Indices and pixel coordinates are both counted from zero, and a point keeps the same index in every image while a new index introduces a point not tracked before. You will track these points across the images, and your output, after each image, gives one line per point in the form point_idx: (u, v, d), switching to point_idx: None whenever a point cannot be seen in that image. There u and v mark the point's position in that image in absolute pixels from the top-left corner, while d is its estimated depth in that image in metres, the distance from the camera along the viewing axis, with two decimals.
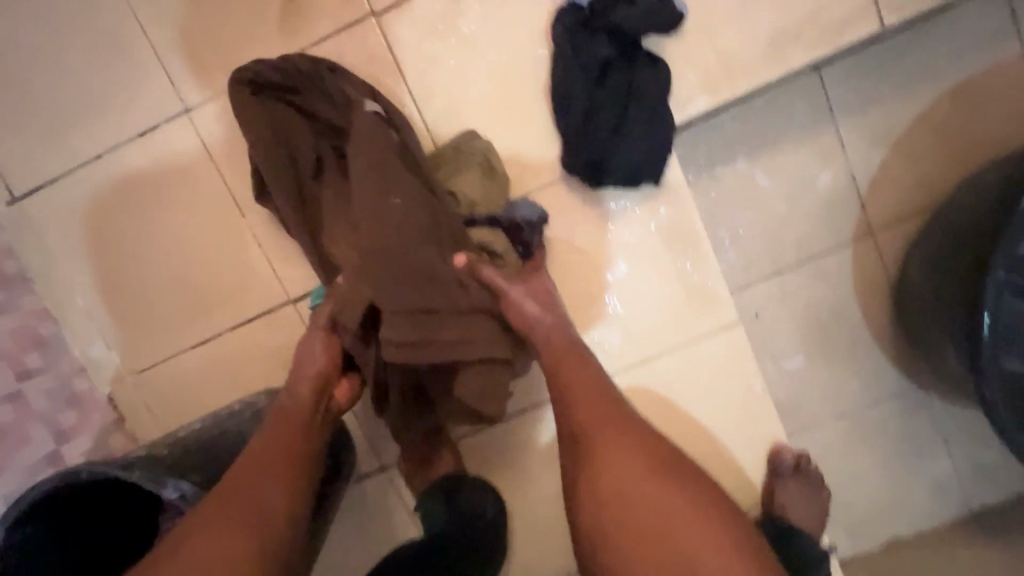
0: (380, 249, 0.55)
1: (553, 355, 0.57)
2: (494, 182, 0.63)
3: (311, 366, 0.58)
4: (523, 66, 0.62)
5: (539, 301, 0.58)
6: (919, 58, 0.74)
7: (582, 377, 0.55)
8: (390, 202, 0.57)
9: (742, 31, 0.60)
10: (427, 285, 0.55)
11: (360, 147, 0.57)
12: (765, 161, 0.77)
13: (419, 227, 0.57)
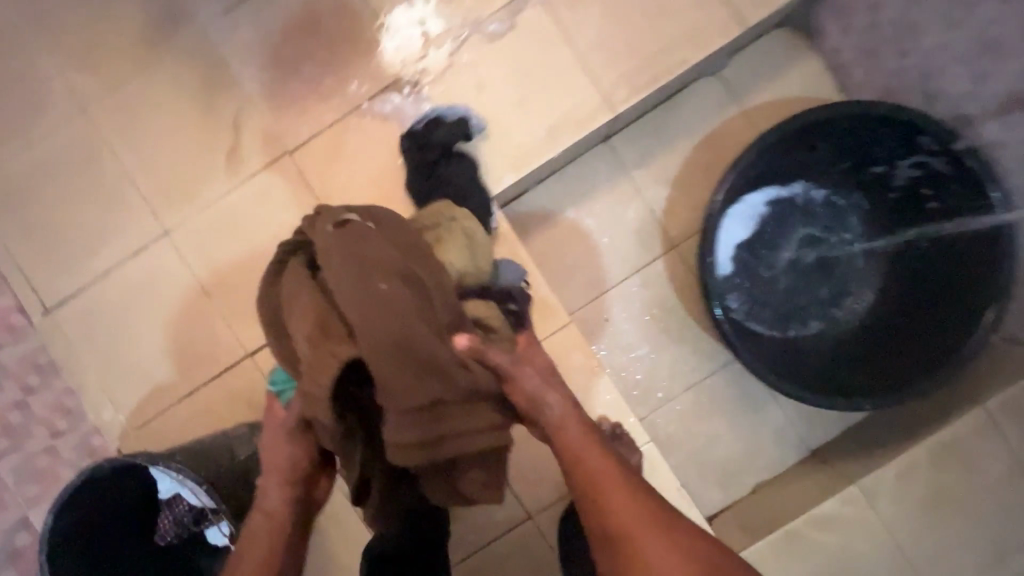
0: (382, 346, 0.57)
1: (561, 442, 0.65)
2: (471, 250, 0.78)
3: (281, 462, 0.70)
4: (389, 171, 0.94)
5: (544, 381, 0.67)
6: (675, 122, 1.07)
7: (584, 450, 0.64)
8: (373, 285, 0.57)
9: (526, 132, 0.93)
10: (437, 378, 0.59)
11: (331, 256, 0.58)
12: (587, 207, 1.07)
13: (418, 323, 0.58)
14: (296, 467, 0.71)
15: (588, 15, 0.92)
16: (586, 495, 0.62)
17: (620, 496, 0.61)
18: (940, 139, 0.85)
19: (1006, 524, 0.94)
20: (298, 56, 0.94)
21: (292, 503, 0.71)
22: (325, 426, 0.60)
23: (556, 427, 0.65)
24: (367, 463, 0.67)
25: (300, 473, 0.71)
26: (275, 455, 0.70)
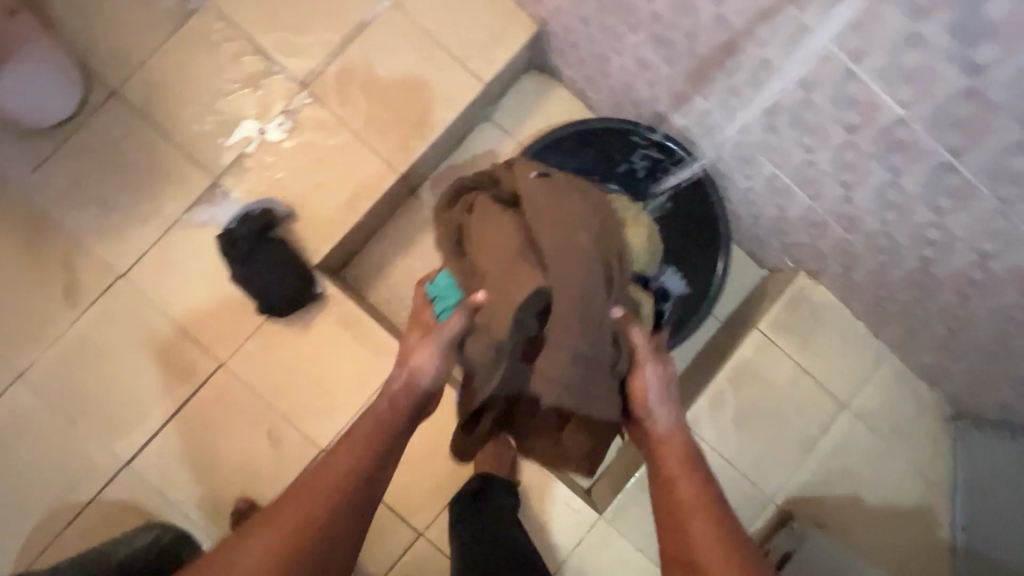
0: (574, 270, 0.68)
1: (663, 448, 0.80)
2: (647, 244, 0.78)
3: (399, 387, 0.82)
4: (218, 268, 1.07)
5: (659, 384, 0.81)
6: (467, 165, 1.27)
7: (675, 453, 0.80)
8: (577, 237, 0.69)
9: (329, 206, 1.09)
10: (596, 329, 0.70)
11: (559, 187, 0.72)
12: (412, 252, 1.25)
13: (586, 277, 0.68)
14: (407, 397, 0.82)
15: (356, 100, 1.10)
16: (662, 491, 0.78)
17: (689, 497, 0.76)
18: (646, 135, 1.08)
19: (807, 417, 1.14)
20: (115, 189, 1.06)
21: (376, 451, 0.79)
22: (470, 340, 0.78)
23: (654, 437, 0.82)
24: (497, 385, 0.84)
25: (417, 403, 0.83)
26: (399, 379, 0.82)
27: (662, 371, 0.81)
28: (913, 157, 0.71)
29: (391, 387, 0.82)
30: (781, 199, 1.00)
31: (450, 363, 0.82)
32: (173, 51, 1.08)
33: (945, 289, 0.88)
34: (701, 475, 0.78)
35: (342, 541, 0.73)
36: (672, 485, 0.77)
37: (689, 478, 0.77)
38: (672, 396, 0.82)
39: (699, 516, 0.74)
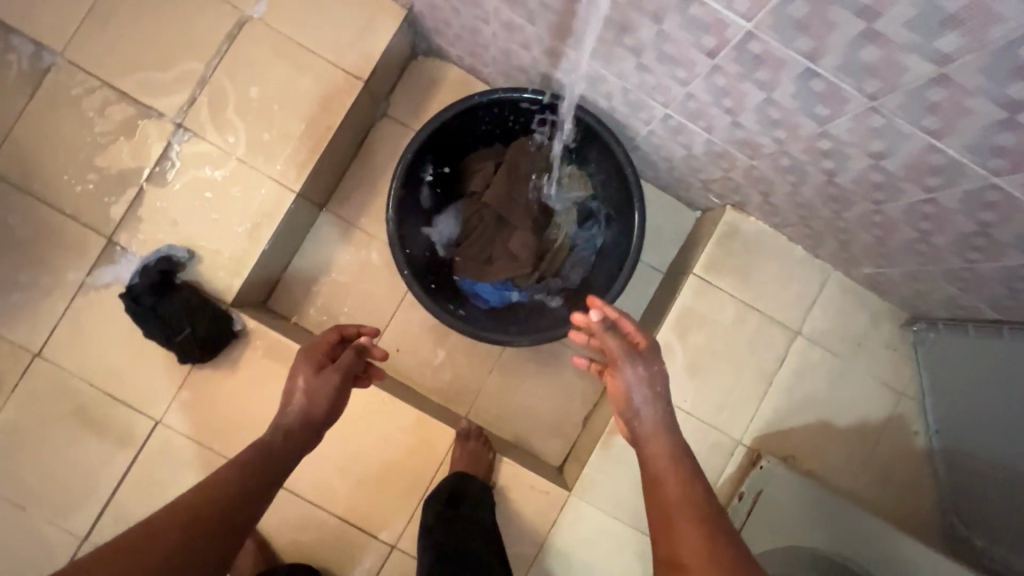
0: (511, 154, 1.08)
1: (650, 445, 0.78)
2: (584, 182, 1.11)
3: (318, 399, 0.81)
4: (130, 327, 1.04)
5: (643, 383, 0.79)
6: (372, 168, 1.23)
7: (666, 456, 0.76)
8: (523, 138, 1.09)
9: (230, 241, 1.06)
10: (521, 195, 1.08)
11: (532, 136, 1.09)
12: (335, 269, 1.21)
13: (521, 157, 1.08)
14: (307, 427, 0.80)
15: (235, 125, 1.06)
16: (654, 492, 0.75)
17: (676, 499, 0.72)
18: (533, 99, 1.01)
19: (760, 352, 1.11)
20: (10, 266, 1.03)
21: (251, 479, 0.70)
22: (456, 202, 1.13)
23: (644, 441, 0.79)
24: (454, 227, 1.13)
25: (308, 439, 0.79)
26: (296, 415, 0.80)
27: (651, 367, 0.80)
28: (775, 69, 0.66)
29: (283, 423, 0.79)
30: (682, 138, 0.96)
31: (349, 372, 0.84)
32: (37, 114, 1.03)
33: (855, 198, 0.84)
34: (695, 479, 0.74)
35: (203, 549, 0.62)
36: (663, 486, 0.74)
37: (679, 482, 0.74)
38: (660, 394, 0.80)
39: (688, 518, 0.70)
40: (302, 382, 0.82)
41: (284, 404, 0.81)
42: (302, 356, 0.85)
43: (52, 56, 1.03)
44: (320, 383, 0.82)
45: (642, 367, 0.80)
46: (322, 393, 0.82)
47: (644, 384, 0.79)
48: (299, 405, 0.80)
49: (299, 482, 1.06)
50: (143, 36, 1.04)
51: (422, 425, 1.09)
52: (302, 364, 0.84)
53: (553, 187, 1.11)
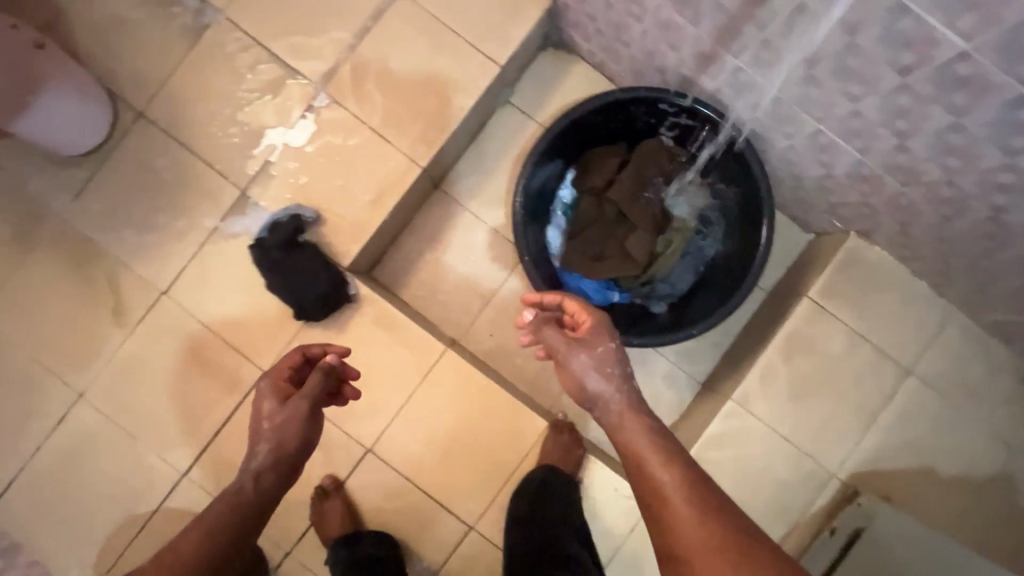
0: (639, 155, 1.07)
1: (621, 427, 0.74)
2: (708, 188, 1.10)
3: (285, 436, 0.80)
4: (250, 277, 1.07)
5: (597, 365, 0.76)
6: (487, 152, 1.23)
7: (642, 441, 0.72)
8: (652, 140, 1.08)
9: (353, 207, 1.08)
10: (646, 196, 1.07)
11: (660, 138, 1.08)
12: (439, 247, 1.22)
13: (649, 160, 1.07)
14: (280, 464, 0.79)
15: (373, 95, 1.09)
16: (638, 485, 0.70)
17: (657, 478, 0.69)
18: (673, 102, 1.00)
19: (867, 386, 1.08)
20: (150, 207, 1.08)
21: (225, 535, 0.73)
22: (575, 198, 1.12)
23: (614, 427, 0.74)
24: (570, 222, 1.13)
25: (281, 475, 0.80)
26: (265, 454, 0.79)
27: (596, 347, 0.77)
28: (980, 93, 0.64)
29: (252, 466, 0.79)
30: (826, 156, 0.93)
31: (314, 398, 0.82)
32: (193, 65, 1.08)
33: (1019, 237, 0.81)
34: (674, 453, 0.71)
35: None
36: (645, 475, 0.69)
37: (660, 467, 0.69)
38: (618, 370, 0.77)
39: (679, 501, 0.67)
40: (268, 418, 0.82)
41: (253, 445, 0.80)
42: (266, 386, 0.85)
43: (215, 13, 1.08)
44: (289, 413, 0.81)
45: (588, 345, 0.77)
46: (293, 422, 0.81)
47: (594, 364, 0.77)
48: (270, 443, 0.80)
49: (389, 447, 1.08)
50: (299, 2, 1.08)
51: (515, 411, 1.10)
52: (269, 394, 0.84)
53: (676, 190, 1.09)
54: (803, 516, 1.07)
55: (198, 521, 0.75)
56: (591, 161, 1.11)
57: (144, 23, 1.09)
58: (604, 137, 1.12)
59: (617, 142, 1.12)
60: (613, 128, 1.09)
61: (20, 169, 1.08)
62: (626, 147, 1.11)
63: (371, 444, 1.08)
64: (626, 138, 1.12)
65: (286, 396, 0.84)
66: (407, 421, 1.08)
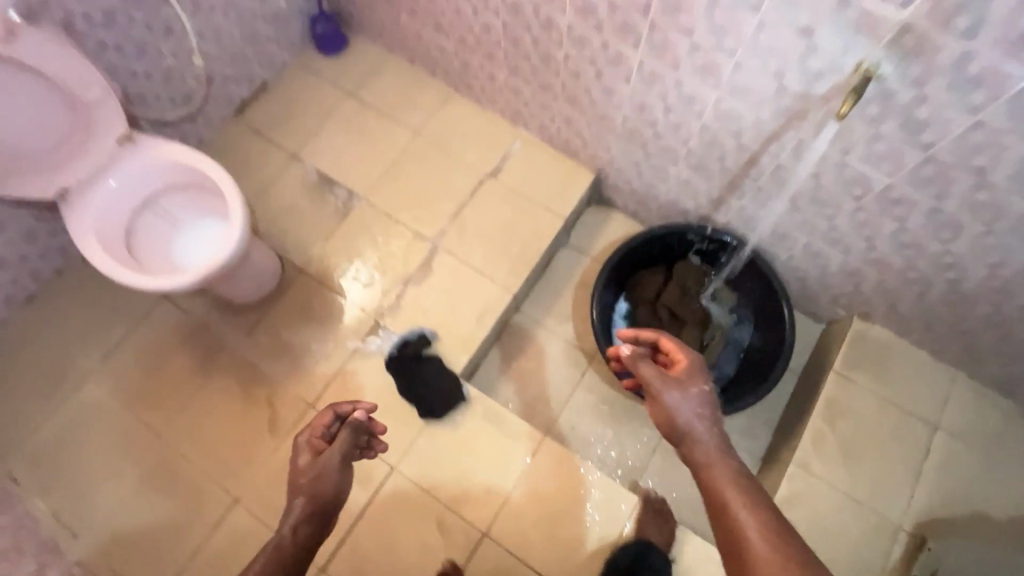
0: (675, 273, 1.42)
1: (709, 463, 0.80)
2: (734, 293, 1.41)
3: (321, 488, 0.88)
4: (384, 388, 1.33)
5: (687, 400, 0.86)
6: (554, 281, 1.56)
7: (726, 481, 0.77)
8: (684, 261, 1.42)
9: (463, 327, 1.39)
10: (686, 302, 1.41)
11: (690, 259, 1.41)
12: (524, 356, 1.50)
13: (684, 275, 1.41)
14: (316, 513, 0.87)
15: (472, 245, 1.47)
16: (719, 518, 0.74)
17: (741, 516, 0.72)
18: (698, 232, 1.34)
19: (904, 443, 1.27)
20: (304, 338, 1.38)
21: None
22: (633, 310, 1.44)
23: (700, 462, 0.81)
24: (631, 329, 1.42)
25: (319, 523, 0.87)
26: (303, 501, 0.87)
27: (690, 386, 0.87)
28: (909, 207, 0.99)
29: (290, 519, 0.86)
30: (819, 260, 1.26)
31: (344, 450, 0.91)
32: (341, 235, 1.48)
33: (977, 301, 1.10)
34: (755, 495, 0.74)
35: None
36: (726, 511, 0.73)
37: (744, 507, 0.73)
38: (707, 411, 0.85)
39: (758, 540, 0.69)
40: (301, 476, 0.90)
41: (290, 499, 0.88)
42: (302, 441, 0.93)
43: (358, 199, 1.52)
44: (322, 471, 0.90)
45: (680, 388, 0.87)
46: (327, 478, 0.89)
47: (688, 402, 0.86)
48: (307, 493, 0.88)
49: (503, 531, 1.23)
50: (418, 188, 1.52)
51: (609, 490, 1.26)
52: (303, 451, 0.93)
53: (708, 296, 1.41)
54: (883, 570, 1.18)
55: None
56: (641, 281, 1.44)
57: (306, 209, 1.51)
58: (648, 262, 1.44)
59: (658, 266, 1.44)
60: (654, 254, 1.42)
61: (207, 318, 1.40)
62: (666, 270, 1.44)
63: (488, 530, 1.23)
64: (664, 262, 1.44)
65: (318, 449, 0.93)
66: (517, 505, 1.25)
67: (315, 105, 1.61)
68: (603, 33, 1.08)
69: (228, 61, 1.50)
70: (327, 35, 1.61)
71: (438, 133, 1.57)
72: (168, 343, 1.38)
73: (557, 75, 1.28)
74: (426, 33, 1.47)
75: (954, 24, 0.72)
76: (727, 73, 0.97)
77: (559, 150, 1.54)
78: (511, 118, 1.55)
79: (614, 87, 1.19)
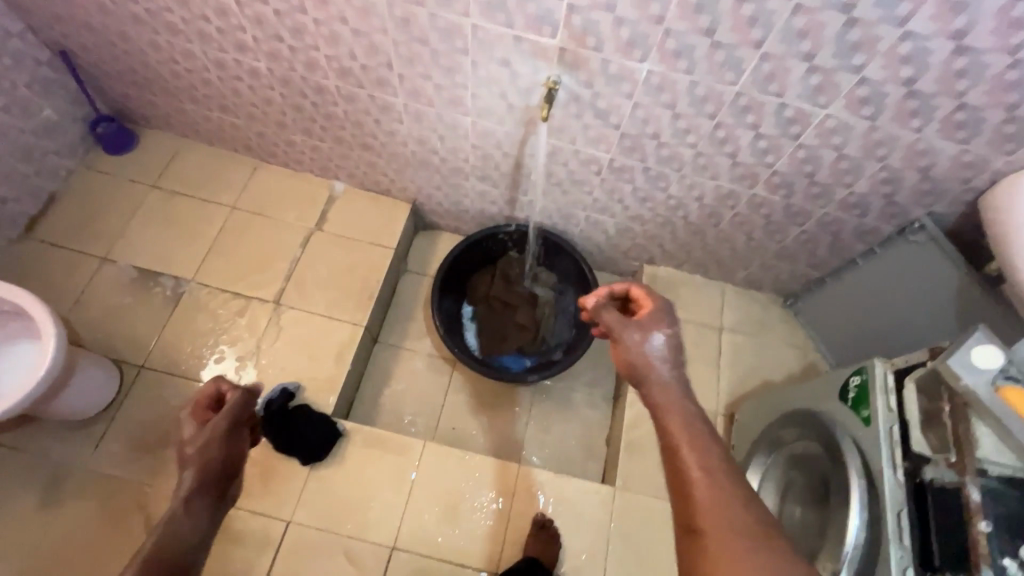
0: (502, 270, 1.64)
1: (661, 402, 0.78)
2: (553, 272, 1.65)
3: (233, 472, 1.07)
4: (259, 451, 1.36)
5: (649, 343, 0.84)
6: (403, 307, 1.71)
7: (679, 424, 0.75)
8: (505, 258, 1.64)
9: (324, 372, 1.47)
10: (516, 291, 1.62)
11: (509, 255, 1.64)
12: (392, 381, 1.61)
13: (508, 270, 1.63)
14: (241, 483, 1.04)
15: (315, 295, 1.56)
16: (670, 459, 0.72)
17: (690, 459, 0.71)
18: (505, 231, 1.58)
19: (704, 347, 1.60)
20: (163, 431, 1.37)
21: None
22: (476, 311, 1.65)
23: (656, 401, 0.78)
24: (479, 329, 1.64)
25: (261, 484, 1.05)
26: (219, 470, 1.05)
27: (653, 329, 0.85)
28: (631, 171, 1.30)
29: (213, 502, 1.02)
30: (601, 227, 1.55)
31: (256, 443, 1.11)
32: (178, 321, 1.49)
33: (706, 227, 1.44)
34: (705, 439, 0.73)
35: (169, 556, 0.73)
36: (676, 453, 0.72)
37: (696, 453, 0.71)
38: (669, 354, 0.83)
39: (702, 481, 0.69)
40: (188, 445, 0.83)
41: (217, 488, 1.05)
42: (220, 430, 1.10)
43: (187, 283, 1.53)
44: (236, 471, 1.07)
45: (642, 331, 0.85)
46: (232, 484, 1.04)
47: (650, 343, 0.84)
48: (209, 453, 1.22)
49: (409, 539, 1.33)
50: (249, 257, 1.58)
51: (493, 467, 1.43)
52: None
53: (533, 281, 1.64)
54: None
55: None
56: (476, 286, 1.65)
57: (132, 306, 1.49)
58: (477, 268, 1.66)
59: (486, 268, 1.66)
60: (478, 259, 1.63)
61: (44, 444, 1.32)
62: (494, 269, 1.66)
63: (395, 544, 1.32)
64: (491, 264, 1.66)
65: None
66: (416, 510, 1.35)
67: (118, 204, 1.60)
68: (365, 88, 1.26)
69: (3, 183, 1.45)
70: (115, 134, 1.63)
71: (256, 203, 1.65)
72: (1, 485, 1.28)
73: (344, 129, 1.44)
74: (215, 115, 1.55)
75: (586, 42, 0.99)
76: (469, 101, 1.21)
77: (374, 193, 1.70)
78: (322, 173, 1.68)
79: (394, 129, 1.38)
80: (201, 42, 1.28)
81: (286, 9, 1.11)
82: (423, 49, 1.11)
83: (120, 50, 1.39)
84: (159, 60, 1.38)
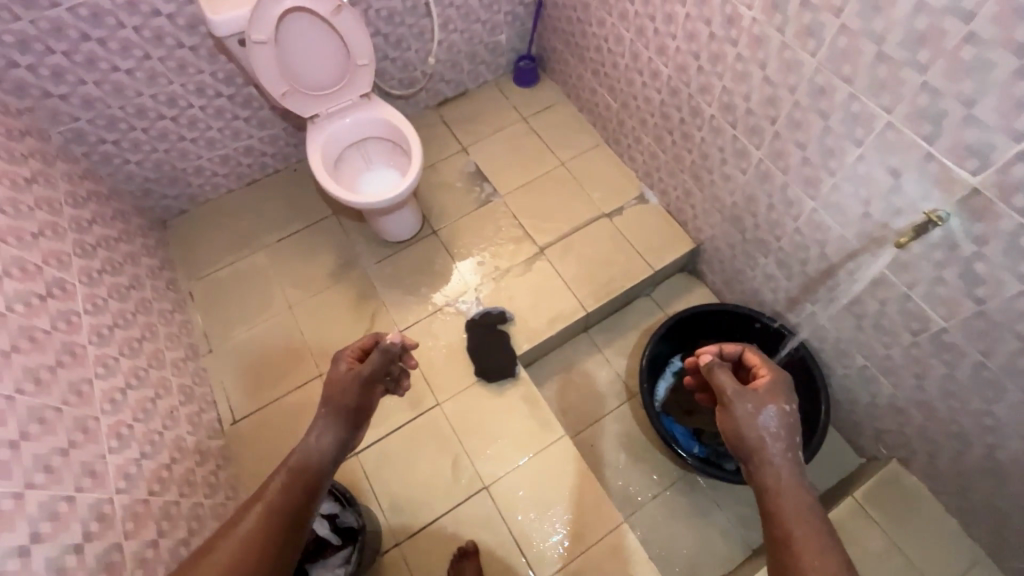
0: None
1: (776, 491, 0.84)
2: None
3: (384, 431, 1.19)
4: (454, 340, 1.62)
5: (763, 416, 0.90)
6: (624, 321, 1.76)
7: (795, 521, 0.80)
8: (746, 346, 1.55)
9: (535, 323, 1.64)
10: None
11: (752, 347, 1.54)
12: (574, 370, 1.70)
13: None
14: None
15: (570, 263, 1.73)
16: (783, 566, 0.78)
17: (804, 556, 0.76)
18: (765, 323, 1.47)
19: None
20: (416, 282, 1.73)
21: (297, 493, 0.89)
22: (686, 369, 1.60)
23: (767, 488, 0.85)
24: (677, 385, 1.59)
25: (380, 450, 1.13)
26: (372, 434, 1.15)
27: (768, 403, 0.91)
28: (957, 356, 1.08)
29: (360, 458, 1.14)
30: (871, 386, 1.32)
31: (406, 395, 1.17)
32: (475, 217, 1.83)
33: (1011, 474, 1.12)
34: (821, 536, 0.78)
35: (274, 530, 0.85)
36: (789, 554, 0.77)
37: (813, 555, 0.76)
38: (782, 433, 0.88)
39: None
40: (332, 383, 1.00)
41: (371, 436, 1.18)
42: None
43: (496, 196, 1.86)
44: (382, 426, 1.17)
45: (755, 404, 0.91)
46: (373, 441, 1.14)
47: (763, 417, 0.90)
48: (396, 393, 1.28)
49: (501, 489, 1.43)
50: (546, 205, 1.83)
51: (598, 500, 1.41)
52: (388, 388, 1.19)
53: None
54: None
55: (266, 495, 0.88)
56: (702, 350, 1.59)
57: (456, 189, 1.89)
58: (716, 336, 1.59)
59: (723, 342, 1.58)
60: (722, 330, 1.56)
61: (354, 240, 1.81)
62: None
63: (489, 483, 1.44)
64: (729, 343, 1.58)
65: None
66: (519, 474, 1.44)
67: (495, 117, 2.01)
68: (736, 129, 1.31)
69: (449, 68, 1.96)
70: (527, 70, 2.02)
71: (579, 170, 1.88)
72: (324, 246, 1.80)
73: (689, 152, 1.52)
74: (600, 91, 1.81)
75: (1013, 198, 0.84)
76: (826, 189, 1.15)
77: (671, 216, 1.76)
78: (642, 177, 1.82)
79: (733, 174, 1.40)
80: (635, 35, 1.50)
81: (722, 35, 1.22)
82: (819, 122, 1.09)
83: (578, 16, 1.72)
84: (596, 34, 1.67)
